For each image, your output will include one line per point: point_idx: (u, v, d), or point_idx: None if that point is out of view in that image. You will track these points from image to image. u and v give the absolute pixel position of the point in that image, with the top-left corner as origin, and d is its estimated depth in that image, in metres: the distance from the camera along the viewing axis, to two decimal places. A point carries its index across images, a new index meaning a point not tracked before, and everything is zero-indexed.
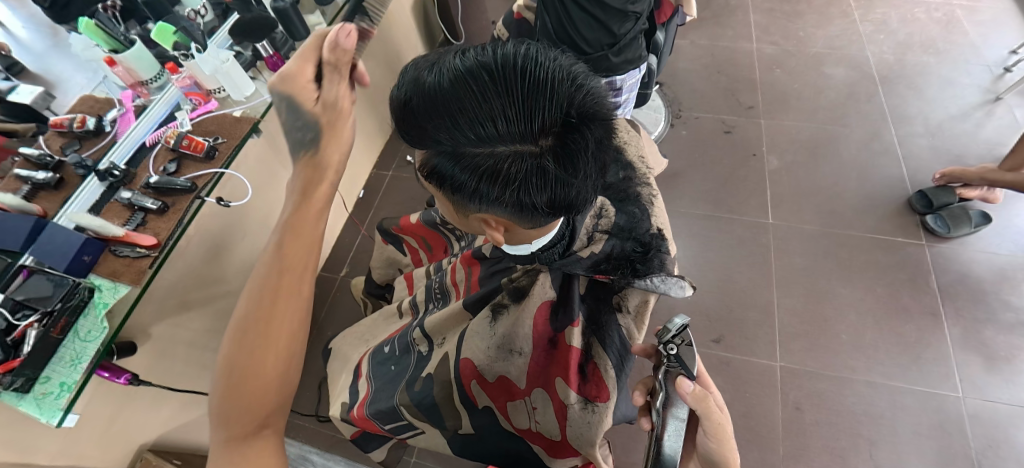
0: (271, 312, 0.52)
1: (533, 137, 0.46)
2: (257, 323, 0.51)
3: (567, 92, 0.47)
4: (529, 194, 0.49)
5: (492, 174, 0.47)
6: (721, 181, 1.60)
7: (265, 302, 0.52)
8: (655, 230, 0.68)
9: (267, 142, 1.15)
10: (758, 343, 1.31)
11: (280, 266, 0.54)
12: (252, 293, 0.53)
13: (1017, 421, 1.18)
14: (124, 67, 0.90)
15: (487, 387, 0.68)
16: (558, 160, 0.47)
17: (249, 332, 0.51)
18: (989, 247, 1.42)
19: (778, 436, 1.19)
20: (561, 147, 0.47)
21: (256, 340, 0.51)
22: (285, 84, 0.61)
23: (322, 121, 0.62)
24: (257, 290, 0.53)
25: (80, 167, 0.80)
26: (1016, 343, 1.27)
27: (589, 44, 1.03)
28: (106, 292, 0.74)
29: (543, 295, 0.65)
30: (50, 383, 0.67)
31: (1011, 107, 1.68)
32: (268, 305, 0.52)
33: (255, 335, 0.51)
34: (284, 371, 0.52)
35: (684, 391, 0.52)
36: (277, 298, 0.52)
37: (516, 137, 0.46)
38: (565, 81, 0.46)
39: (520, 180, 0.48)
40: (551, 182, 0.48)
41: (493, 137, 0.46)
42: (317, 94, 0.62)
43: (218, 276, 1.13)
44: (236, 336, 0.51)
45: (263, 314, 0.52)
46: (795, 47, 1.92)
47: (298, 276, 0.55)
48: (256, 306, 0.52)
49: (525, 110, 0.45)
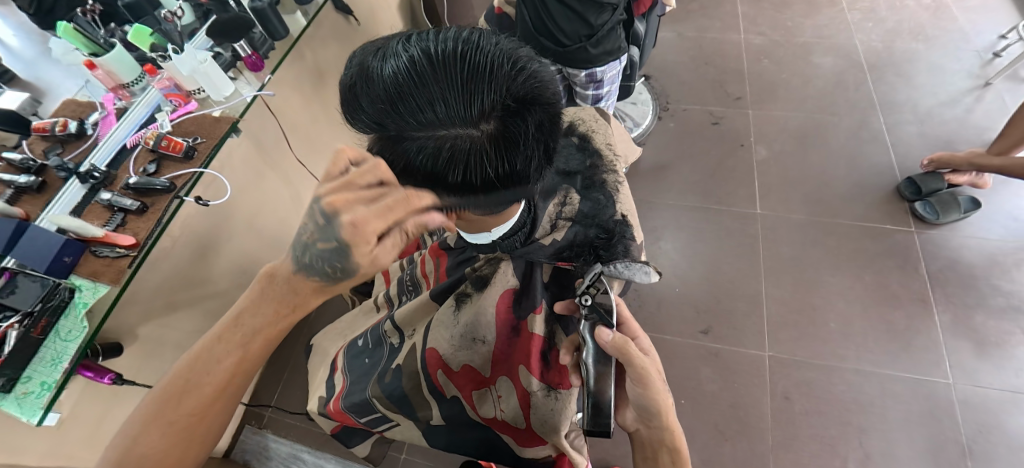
0: (202, 412, 0.58)
1: (473, 121, 0.47)
2: (188, 418, 0.57)
3: (508, 75, 0.47)
4: (471, 178, 0.50)
5: (434, 158, 0.49)
6: (709, 172, 1.59)
7: (201, 399, 0.58)
8: (620, 217, 0.71)
9: (250, 141, 1.12)
10: (747, 333, 1.30)
11: (224, 348, 0.58)
12: (195, 368, 0.58)
13: (1009, 406, 1.17)
14: (105, 71, 0.89)
15: (454, 376, 0.70)
16: (498, 143, 0.49)
17: (178, 419, 0.57)
18: (979, 232, 1.41)
19: (768, 425, 1.19)
20: (502, 130, 0.48)
21: (180, 429, 0.57)
22: (344, 230, 0.50)
23: (364, 271, 0.54)
24: (198, 364, 0.58)
25: (62, 170, 0.80)
26: (1007, 328, 1.27)
27: (567, 36, 1.03)
28: (86, 292, 0.73)
29: (504, 283, 0.68)
30: (31, 382, 0.68)
31: (1000, 92, 1.66)
32: (202, 404, 0.58)
33: (180, 425, 0.57)
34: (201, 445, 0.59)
35: (601, 340, 0.55)
36: (213, 397, 0.58)
37: (455, 121, 0.47)
38: (505, 65, 0.47)
39: (462, 163, 0.49)
40: (492, 166, 0.50)
41: (434, 121, 0.47)
42: (373, 248, 0.52)
43: (205, 276, 1.11)
44: (162, 419, 0.56)
45: (196, 410, 0.57)
46: (783, 37, 1.92)
47: (242, 377, 0.61)
48: (196, 381, 0.57)
49: (464, 94, 0.46)
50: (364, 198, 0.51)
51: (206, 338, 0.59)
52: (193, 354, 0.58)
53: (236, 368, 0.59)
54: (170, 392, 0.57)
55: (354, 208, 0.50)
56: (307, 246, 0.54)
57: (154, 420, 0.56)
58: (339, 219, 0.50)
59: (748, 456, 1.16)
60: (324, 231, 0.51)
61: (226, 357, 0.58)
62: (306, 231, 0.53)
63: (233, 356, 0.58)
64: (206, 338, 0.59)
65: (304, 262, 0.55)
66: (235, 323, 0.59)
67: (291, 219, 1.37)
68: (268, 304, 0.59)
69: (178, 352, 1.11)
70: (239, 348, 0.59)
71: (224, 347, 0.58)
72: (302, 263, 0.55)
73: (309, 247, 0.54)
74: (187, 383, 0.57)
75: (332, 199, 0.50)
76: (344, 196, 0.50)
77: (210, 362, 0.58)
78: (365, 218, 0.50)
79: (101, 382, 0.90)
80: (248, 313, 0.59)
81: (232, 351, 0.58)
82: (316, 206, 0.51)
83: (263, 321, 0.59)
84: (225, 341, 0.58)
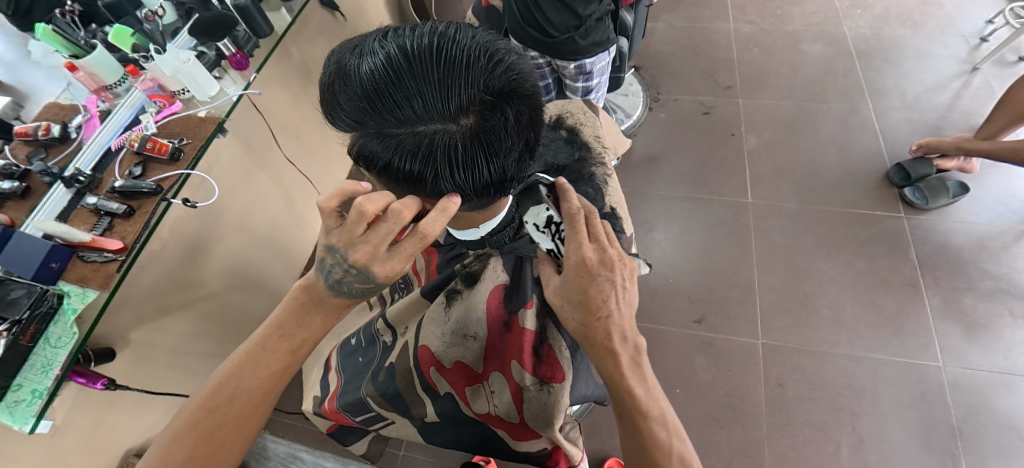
0: (247, 415, 0.60)
1: (451, 116, 0.47)
2: (234, 420, 0.60)
3: (484, 68, 0.47)
4: (450, 172, 0.51)
5: (413, 152, 0.49)
6: (700, 162, 1.60)
7: (247, 404, 0.60)
8: (609, 210, 0.77)
9: (238, 141, 1.11)
10: (740, 322, 1.31)
11: (270, 353, 0.61)
12: (244, 371, 0.60)
13: (997, 387, 1.19)
14: (86, 73, 0.87)
15: (445, 373, 0.71)
16: (477, 137, 0.49)
17: (226, 423, 0.59)
18: (968, 217, 1.42)
19: (762, 412, 1.20)
20: (481, 124, 0.48)
21: (225, 431, 0.59)
22: (377, 275, 0.57)
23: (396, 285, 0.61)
24: (245, 367, 0.60)
25: (46, 175, 0.78)
26: (996, 310, 1.28)
27: (555, 27, 1.02)
28: (75, 298, 0.72)
29: (494, 279, 0.70)
30: (22, 390, 0.68)
31: (987, 77, 1.67)
32: (247, 408, 0.60)
33: (227, 428, 0.59)
34: (240, 448, 0.61)
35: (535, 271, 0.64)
36: (256, 402, 0.61)
37: (433, 116, 0.47)
38: (480, 58, 0.47)
39: (441, 157, 0.49)
40: (471, 160, 0.50)
41: (412, 117, 0.47)
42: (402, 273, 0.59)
43: (197, 278, 1.08)
44: (210, 422, 0.59)
45: (242, 414, 0.60)
46: (772, 25, 1.91)
47: (283, 381, 0.63)
48: (241, 384, 0.60)
49: (440, 88, 0.46)
50: (377, 244, 0.55)
51: (250, 345, 0.61)
52: (242, 355, 0.61)
53: (284, 374, 0.62)
54: (218, 398, 0.60)
55: (376, 257, 0.55)
56: (339, 281, 0.58)
57: (202, 422, 0.59)
58: (369, 270, 0.56)
59: (743, 442, 1.17)
60: (358, 276, 0.57)
61: (274, 362, 0.61)
62: (337, 272, 0.57)
63: (281, 361, 0.61)
64: (251, 345, 0.61)
65: (342, 291, 0.59)
66: (280, 332, 0.61)
67: (284, 220, 1.34)
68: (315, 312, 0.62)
69: (172, 356, 1.10)
70: (289, 353, 0.62)
71: (271, 354, 0.61)
72: (336, 288, 0.59)
73: (342, 282, 0.58)
74: (235, 390, 0.60)
75: (358, 257, 0.55)
76: (361, 251, 0.55)
77: (256, 369, 0.60)
78: (391, 263, 0.56)
79: (93, 387, 0.90)
80: (293, 321, 0.62)
81: (282, 356, 0.61)
82: (343, 257, 0.56)
83: (310, 330, 0.62)
84: (272, 349, 0.61)
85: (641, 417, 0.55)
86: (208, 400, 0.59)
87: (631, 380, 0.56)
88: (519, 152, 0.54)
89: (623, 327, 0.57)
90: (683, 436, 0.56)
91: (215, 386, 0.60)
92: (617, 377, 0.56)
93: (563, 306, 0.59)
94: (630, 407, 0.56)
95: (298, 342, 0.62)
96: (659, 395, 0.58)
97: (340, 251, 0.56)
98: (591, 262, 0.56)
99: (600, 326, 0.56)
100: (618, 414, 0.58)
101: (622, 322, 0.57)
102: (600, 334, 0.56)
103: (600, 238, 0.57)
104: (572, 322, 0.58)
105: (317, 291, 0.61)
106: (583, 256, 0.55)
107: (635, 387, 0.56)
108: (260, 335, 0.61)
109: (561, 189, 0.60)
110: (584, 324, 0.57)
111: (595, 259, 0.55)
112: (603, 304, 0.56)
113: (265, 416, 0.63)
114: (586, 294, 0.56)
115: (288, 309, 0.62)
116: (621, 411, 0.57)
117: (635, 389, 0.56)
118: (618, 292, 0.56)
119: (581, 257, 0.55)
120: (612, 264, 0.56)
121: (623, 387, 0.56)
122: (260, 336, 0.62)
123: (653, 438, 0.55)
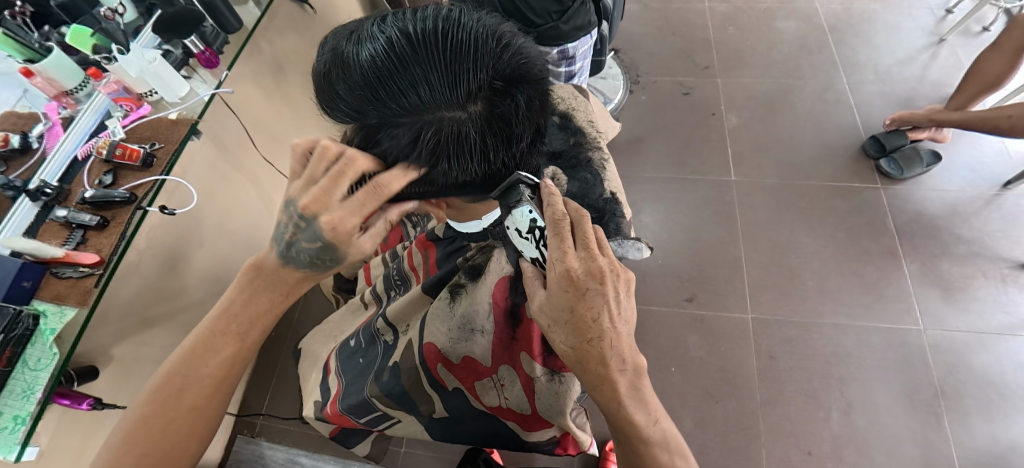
0: (201, 406, 0.60)
1: (460, 103, 0.46)
2: (188, 412, 0.59)
3: (492, 53, 0.46)
4: (460, 161, 0.50)
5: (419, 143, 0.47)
6: (683, 143, 1.61)
7: (200, 394, 0.60)
8: (608, 195, 0.78)
9: (211, 142, 1.05)
10: (730, 298, 1.34)
11: (218, 339, 0.60)
12: (190, 360, 0.59)
13: (974, 346, 1.24)
14: (44, 77, 0.81)
15: (454, 369, 0.70)
16: (489, 124, 0.48)
17: (178, 416, 0.58)
18: (940, 185, 1.47)
19: (755, 384, 1.23)
20: (490, 111, 0.48)
21: (180, 425, 0.59)
22: (322, 231, 0.49)
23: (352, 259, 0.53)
24: (191, 355, 0.59)
25: (8, 189, 0.72)
26: (970, 273, 1.34)
27: (537, 14, 0.99)
28: (52, 317, 0.68)
29: (500, 271, 0.71)
30: (2, 417, 0.64)
31: (954, 48, 1.72)
32: (201, 397, 0.60)
33: (180, 422, 0.59)
34: (199, 437, 0.61)
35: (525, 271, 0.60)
36: (210, 391, 0.60)
37: (440, 104, 0.46)
38: (489, 41, 0.46)
39: (452, 145, 0.48)
40: (479, 149, 0.50)
41: (418, 106, 0.46)
42: (359, 238, 0.52)
43: (179, 287, 1.05)
44: (161, 415, 0.58)
45: (195, 405, 0.59)
46: (745, 4, 1.93)
47: (236, 369, 0.62)
48: (189, 373, 0.59)
49: (447, 74, 0.44)
50: (330, 189, 0.48)
51: (197, 333, 0.60)
52: (187, 343, 0.60)
53: (234, 358, 0.61)
54: (168, 389, 0.58)
55: (327, 204, 0.48)
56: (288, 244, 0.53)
57: (153, 418, 0.58)
58: (316, 222, 0.49)
59: (739, 415, 1.20)
60: (306, 233, 0.50)
61: (224, 348, 0.60)
62: (286, 230, 0.52)
63: (231, 346, 0.60)
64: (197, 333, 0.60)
65: (291, 257, 0.54)
66: (228, 316, 0.60)
67: (264, 222, 1.29)
68: (260, 292, 0.60)
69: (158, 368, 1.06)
70: (238, 339, 0.61)
71: (220, 340, 0.60)
72: (286, 256, 0.55)
73: (291, 245, 0.53)
74: (184, 381, 0.59)
75: (306, 204, 0.48)
76: (310, 196, 0.48)
77: (206, 356, 0.60)
78: (341, 215, 0.49)
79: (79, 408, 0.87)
80: (237, 306, 0.60)
81: (231, 342, 0.60)
82: (291, 207, 0.50)
83: (255, 311, 0.61)
84: (221, 334, 0.60)
85: (642, 443, 0.54)
86: (155, 393, 0.58)
87: (631, 407, 0.54)
88: (529, 138, 0.54)
89: (620, 349, 0.53)
90: (685, 455, 0.55)
91: (161, 378, 0.59)
92: (616, 405, 0.54)
93: (550, 326, 0.55)
94: (631, 435, 0.54)
95: (247, 325, 0.61)
96: (662, 418, 0.56)
97: (291, 203, 0.50)
98: (578, 273, 0.53)
99: (593, 350, 0.52)
100: (617, 439, 0.56)
101: (621, 346, 0.53)
102: (595, 357, 0.52)
103: (590, 246, 0.54)
104: (561, 345, 0.55)
105: (269, 269, 0.59)
106: (567, 266, 0.53)
107: (634, 414, 0.54)
108: (206, 323, 0.60)
109: (545, 191, 0.58)
110: (575, 347, 0.53)
111: (581, 269, 0.52)
112: (594, 324, 0.52)
113: (222, 405, 0.63)
114: (574, 312, 0.52)
115: (234, 291, 0.60)
116: (621, 436, 0.55)
117: (634, 416, 0.54)
118: (610, 308, 0.53)
119: (565, 268, 0.52)
120: (602, 276, 0.53)
121: (619, 414, 0.54)
122: (206, 320, 0.60)
123: (653, 460, 0.54)
